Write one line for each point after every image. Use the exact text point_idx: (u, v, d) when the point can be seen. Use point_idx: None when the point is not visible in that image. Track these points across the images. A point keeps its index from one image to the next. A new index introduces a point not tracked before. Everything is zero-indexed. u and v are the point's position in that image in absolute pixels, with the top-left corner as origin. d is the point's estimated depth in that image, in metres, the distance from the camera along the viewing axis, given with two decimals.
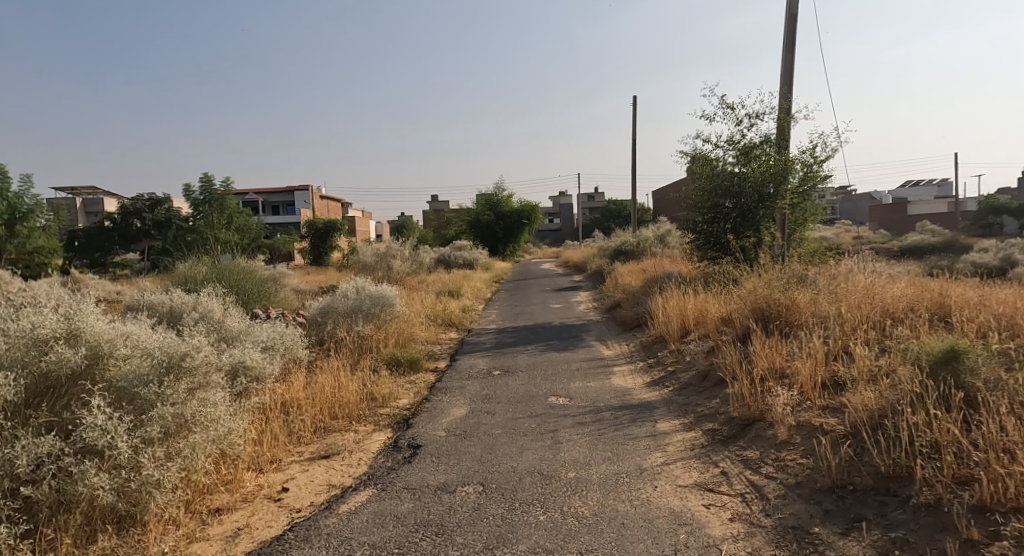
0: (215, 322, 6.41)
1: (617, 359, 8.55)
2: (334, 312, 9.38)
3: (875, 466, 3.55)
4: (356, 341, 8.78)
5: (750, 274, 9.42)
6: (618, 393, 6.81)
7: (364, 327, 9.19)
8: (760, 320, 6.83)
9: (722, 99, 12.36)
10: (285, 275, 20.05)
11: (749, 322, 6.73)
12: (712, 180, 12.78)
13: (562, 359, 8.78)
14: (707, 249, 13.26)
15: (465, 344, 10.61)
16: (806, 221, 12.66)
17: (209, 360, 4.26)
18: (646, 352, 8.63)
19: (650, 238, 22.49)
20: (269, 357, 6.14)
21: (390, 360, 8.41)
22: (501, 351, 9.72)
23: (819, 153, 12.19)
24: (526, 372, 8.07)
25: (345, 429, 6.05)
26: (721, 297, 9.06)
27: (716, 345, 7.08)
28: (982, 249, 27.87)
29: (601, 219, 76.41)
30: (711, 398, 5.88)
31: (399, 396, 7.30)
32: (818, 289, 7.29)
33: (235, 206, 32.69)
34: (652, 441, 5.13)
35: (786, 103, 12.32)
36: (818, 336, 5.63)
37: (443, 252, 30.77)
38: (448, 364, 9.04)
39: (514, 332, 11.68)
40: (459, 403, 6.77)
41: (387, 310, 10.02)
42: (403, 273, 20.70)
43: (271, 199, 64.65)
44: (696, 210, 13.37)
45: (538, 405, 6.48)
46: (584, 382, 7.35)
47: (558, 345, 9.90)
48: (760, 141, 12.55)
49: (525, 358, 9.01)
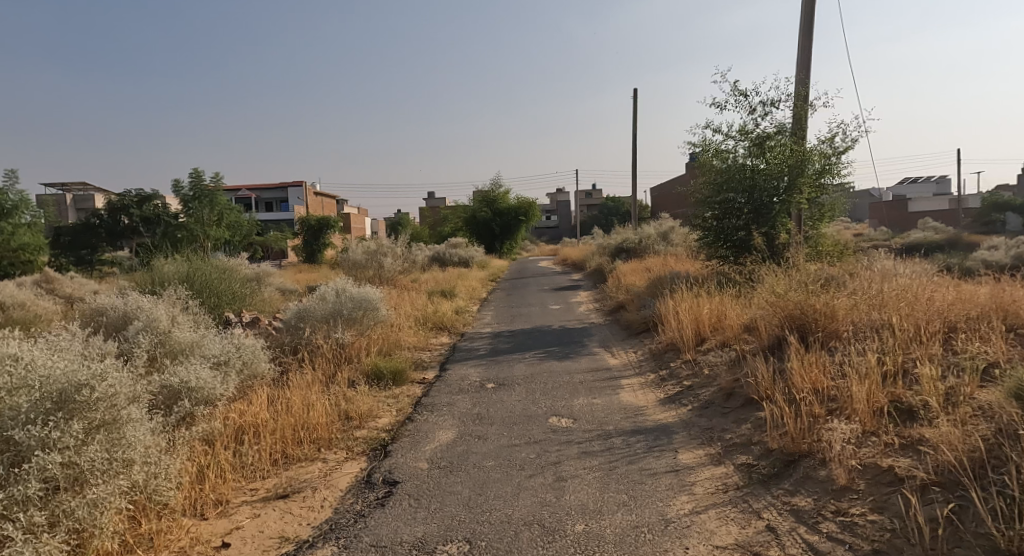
0: (160, 333, 5.48)
1: (625, 370, 7.67)
2: (310, 318, 8.46)
3: (993, 541, 2.74)
4: (333, 349, 7.89)
5: (771, 275, 8.56)
6: (628, 412, 5.93)
7: (345, 333, 8.28)
8: (792, 328, 5.93)
9: (734, 86, 11.50)
10: (271, 274, 19.09)
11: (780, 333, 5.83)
12: (723, 173, 11.93)
13: (563, 369, 7.91)
14: (717, 247, 12.36)
15: (457, 352, 9.72)
16: (824, 217, 11.84)
17: (118, 389, 3.45)
18: (657, 362, 7.77)
19: (652, 236, 21.59)
20: (223, 373, 5.22)
21: (372, 373, 7.54)
22: (495, 360, 8.85)
23: (839, 143, 11.32)
24: (524, 386, 7.19)
25: (314, 459, 5.14)
26: (741, 300, 8.18)
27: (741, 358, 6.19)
28: (994, 247, 26.77)
29: (600, 216, 75.51)
30: (740, 423, 5.02)
31: (378, 416, 6.40)
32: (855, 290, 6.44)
33: (224, 202, 31.72)
34: (675, 480, 4.26)
35: (802, 90, 11.46)
36: (871, 351, 4.75)
37: (438, 250, 29.86)
38: (437, 375, 8.17)
39: (511, 337, 10.81)
40: (446, 426, 5.89)
41: (370, 315, 9.10)
42: (395, 272, 19.78)
43: (264, 196, 63.56)
44: (705, 205, 12.49)
45: (536, 428, 5.60)
46: (588, 398, 6.48)
47: (558, 353, 9.02)
48: (775, 131, 11.69)
49: (522, 368, 8.14)
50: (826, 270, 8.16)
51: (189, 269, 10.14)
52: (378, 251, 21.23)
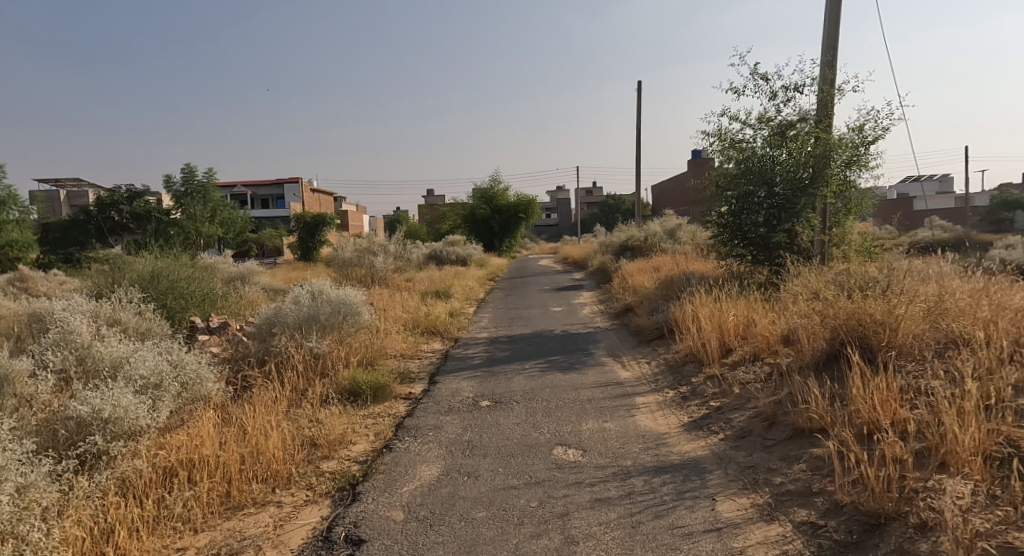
0: (78, 349, 4.52)
1: (638, 386, 6.70)
2: (282, 325, 7.45)
3: None
4: (307, 361, 6.95)
5: (804, 279, 7.57)
6: (649, 442, 4.95)
7: (320, 342, 7.27)
8: (847, 341, 4.97)
9: (754, 69, 10.49)
10: (257, 273, 18.04)
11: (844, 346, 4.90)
12: (741, 165, 10.96)
13: (567, 384, 6.94)
14: (734, 245, 11.40)
15: (449, 361, 8.74)
16: (850, 213, 10.83)
17: None
18: (675, 376, 6.82)
19: (658, 234, 20.58)
20: (151, 399, 4.22)
21: (349, 389, 6.61)
22: (492, 371, 7.92)
23: (868, 132, 10.36)
24: (523, 405, 6.24)
25: (267, 502, 4.11)
26: (770, 307, 7.18)
27: (784, 376, 5.24)
28: (1011, 245, 25.62)
29: (602, 214, 74.45)
30: (792, 462, 4.05)
31: (351, 445, 5.42)
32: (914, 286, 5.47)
33: (217, 197, 30.55)
34: (719, 544, 3.31)
35: (828, 73, 10.49)
36: (965, 375, 3.80)
37: (434, 248, 28.81)
38: (425, 389, 7.22)
39: (509, 343, 9.83)
40: (431, 457, 4.93)
41: (351, 320, 8.05)
42: (387, 270, 18.73)
43: (260, 192, 62.37)
44: (721, 199, 11.50)
45: (538, 463, 4.63)
46: (599, 422, 5.51)
47: (562, 363, 8.05)
48: (797, 119, 10.70)
49: (522, 382, 7.17)
50: (867, 268, 7.18)
51: (151, 269, 9.07)
52: (371, 249, 20.16)
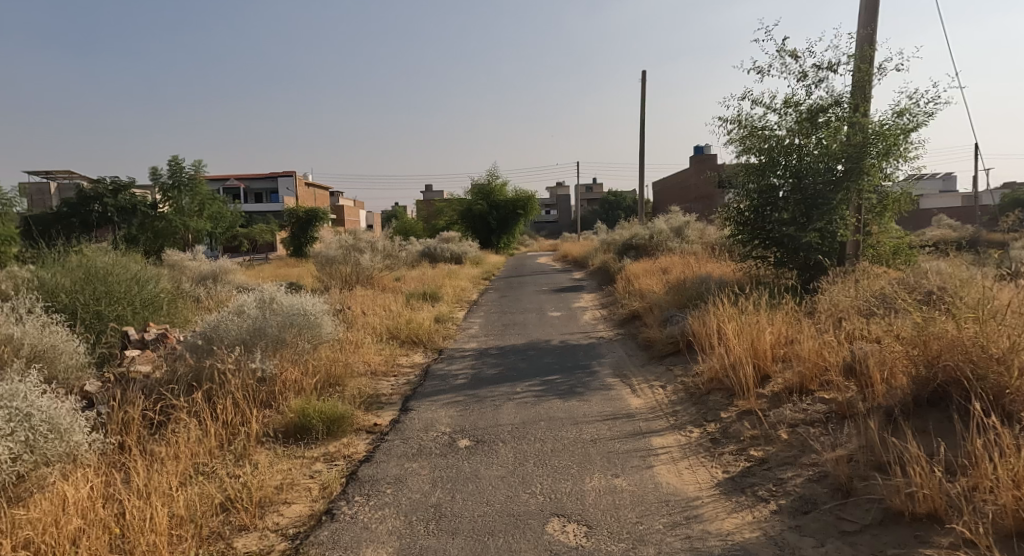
0: None
1: (654, 421, 5.43)
2: (219, 341, 6.12)
3: None
4: (248, 386, 5.68)
5: (851, 292, 6.30)
6: (677, 514, 3.69)
7: (265, 360, 5.99)
8: (952, 382, 3.71)
9: (781, 45, 9.19)
10: (233, 271, 16.67)
11: (956, 389, 3.66)
12: (763, 155, 9.68)
13: (566, 416, 5.67)
14: (754, 245, 10.16)
15: (428, 380, 7.45)
16: (887, 210, 9.54)
17: None
18: (698, 408, 5.55)
19: (663, 232, 19.24)
20: None
21: (299, 424, 5.33)
22: (476, 395, 6.65)
23: (910, 117, 9.08)
24: (511, 447, 4.98)
25: None
26: (814, 322, 5.89)
27: (859, 423, 3.98)
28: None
29: (603, 211, 73.16)
30: None
31: (283, 508, 4.11)
32: (1018, 297, 4.21)
33: (205, 191, 29.20)
34: None
35: (867, 50, 9.17)
36: None
37: (427, 245, 27.43)
38: (393, 420, 5.96)
39: (500, 357, 8.54)
40: (382, 533, 3.70)
41: (308, 333, 6.75)
42: (374, 269, 17.40)
43: (253, 187, 60.76)
44: (740, 193, 10.23)
45: (526, 550, 3.39)
46: (607, 479, 4.25)
47: (561, 385, 6.78)
48: (829, 103, 9.43)
49: (511, 412, 5.88)
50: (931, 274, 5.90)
51: (82, 270, 7.77)
52: (356, 248, 18.75)
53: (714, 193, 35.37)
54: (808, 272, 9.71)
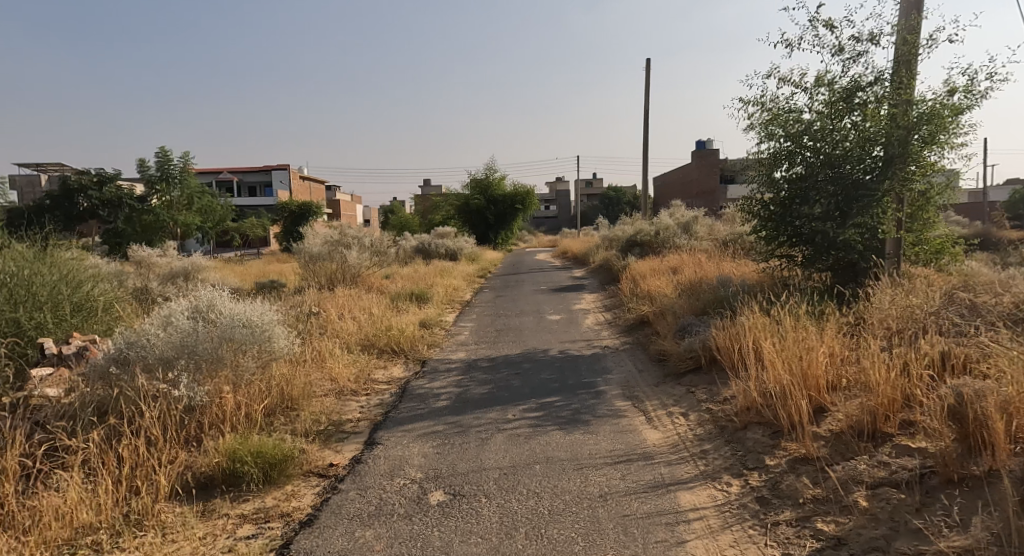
0: None
1: (679, 467, 4.27)
2: (138, 360, 4.95)
3: None
4: (168, 418, 4.54)
5: (918, 301, 5.13)
6: None
7: (193, 384, 4.84)
8: None
9: (814, 15, 8.01)
10: (211, 268, 15.47)
11: None
12: (791, 139, 8.50)
13: (568, 458, 4.50)
14: (778, 241, 8.97)
15: (404, 401, 6.26)
16: (930, 203, 8.32)
17: None
18: (734, 450, 4.37)
19: (670, 227, 18.04)
20: None
21: (226, 470, 4.16)
22: (457, 423, 5.48)
23: (963, 97, 7.89)
24: (495, 506, 3.83)
25: None
26: (878, 341, 4.72)
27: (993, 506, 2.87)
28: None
29: (603, 207, 71.95)
30: None
31: None
32: None
33: (193, 183, 27.92)
34: None
35: (915, 18, 7.98)
36: None
37: (422, 241, 26.23)
38: (353, 459, 4.76)
39: (491, 371, 7.37)
40: None
41: (255, 348, 5.56)
42: (362, 267, 16.16)
43: (247, 179, 59.37)
44: (763, 183, 9.05)
45: None
46: None
47: (561, 411, 5.62)
48: (868, 80, 8.25)
49: (499, 451, 4.72)
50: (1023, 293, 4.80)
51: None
52: (344, 243, 17.55)
53: (718, 190, 34.34)
54: (842, 273, 8.58)
